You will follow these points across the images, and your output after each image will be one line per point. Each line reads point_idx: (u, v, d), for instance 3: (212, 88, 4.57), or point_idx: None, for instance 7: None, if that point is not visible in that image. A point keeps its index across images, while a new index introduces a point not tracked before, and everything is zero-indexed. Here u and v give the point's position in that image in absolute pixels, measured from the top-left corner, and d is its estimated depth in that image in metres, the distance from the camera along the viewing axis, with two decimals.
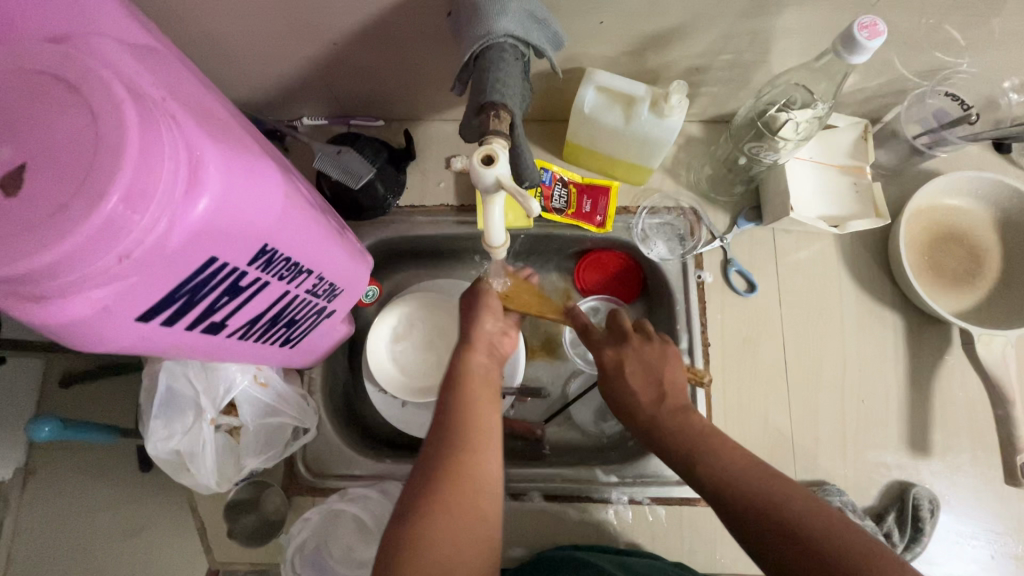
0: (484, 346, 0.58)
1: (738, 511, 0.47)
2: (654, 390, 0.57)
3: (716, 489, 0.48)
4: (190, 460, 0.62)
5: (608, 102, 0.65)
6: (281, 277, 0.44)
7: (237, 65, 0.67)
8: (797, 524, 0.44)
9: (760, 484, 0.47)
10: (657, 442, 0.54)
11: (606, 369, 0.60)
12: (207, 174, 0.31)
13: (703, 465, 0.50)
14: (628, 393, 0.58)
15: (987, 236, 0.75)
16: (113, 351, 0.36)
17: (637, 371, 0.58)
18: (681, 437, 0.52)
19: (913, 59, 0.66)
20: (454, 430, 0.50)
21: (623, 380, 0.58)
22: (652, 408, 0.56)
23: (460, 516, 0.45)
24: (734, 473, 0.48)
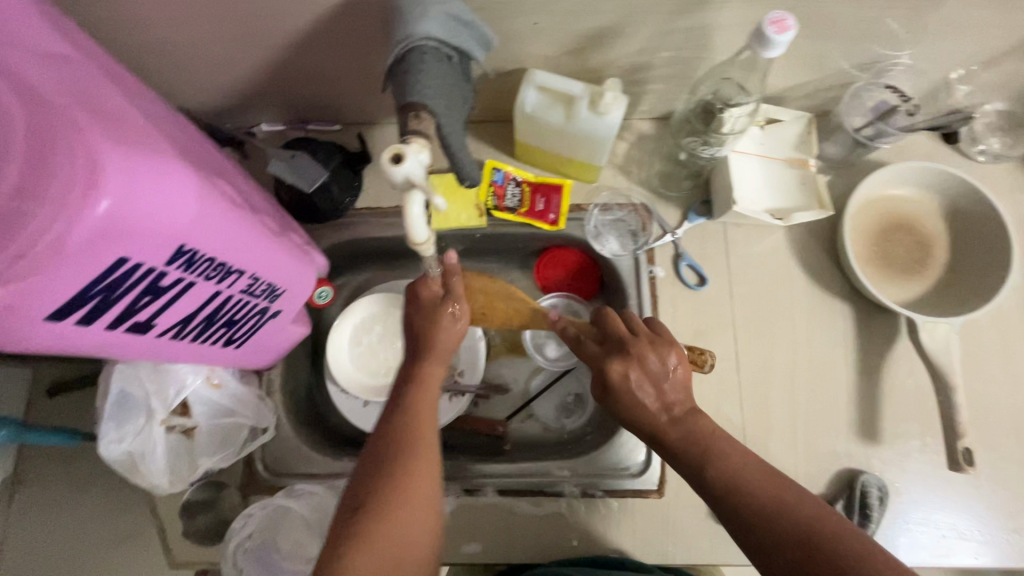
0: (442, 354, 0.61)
1: (750, 515, 0.47)
2: (664, 399, 0.56)
3: (727, 490, 0.49)
4: (142, 460, 0.63)
5: (549, 102, 0.66)
6: (207, 277, 0.45)
7: (186, 74, 0.68)
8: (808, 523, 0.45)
9: (764, 487, 0.48)
10: (665, 446, 0.54)
11: (610, 382, 0.57)
12: (106, 177, 0.33)
13: (712, 466, 0.50)
14: (631, 404, 0.56)
15: (935, 226, 0.76)
16: (31, 349, 0.37)
17: (642, 383, 0.56)
18: (688, 441, 0.53)
19: (849, 53, 0.67)
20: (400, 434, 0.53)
21: (630, 393, 0.56)
22: (661, 419, 0.55)
23: (407, 512, 0.49)
24: (742, 475, 0.49)
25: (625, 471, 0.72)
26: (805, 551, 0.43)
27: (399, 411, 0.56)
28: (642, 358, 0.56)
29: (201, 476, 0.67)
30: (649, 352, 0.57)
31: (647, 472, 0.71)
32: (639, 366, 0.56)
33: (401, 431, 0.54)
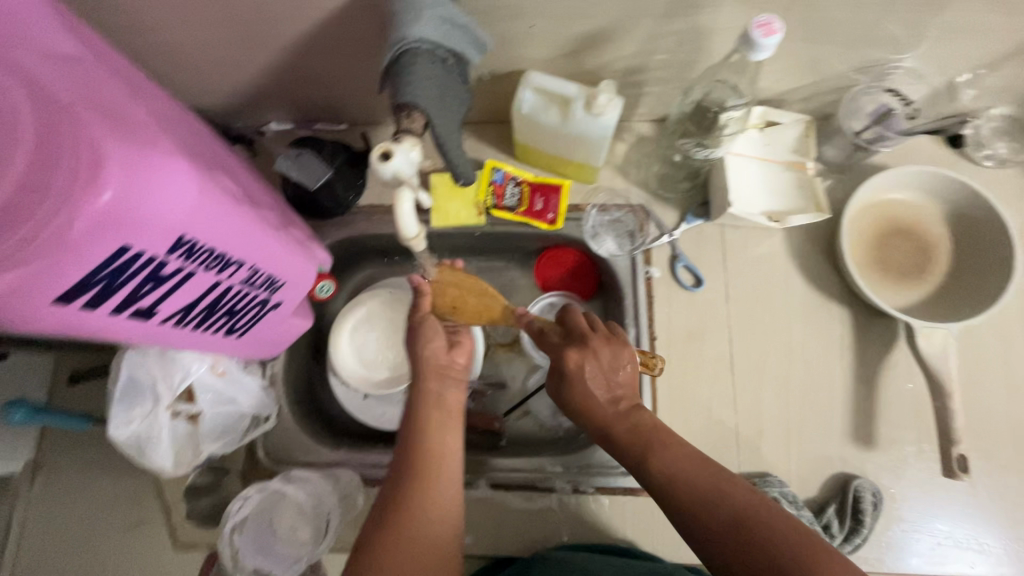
0: (443, 371, 0.61)
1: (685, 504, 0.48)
2: (612, 393, 0.57)
3: (666, 483, 0.49)
4: (148, 443, 0.66)
5: (545, 103, 0.68)
6: (207, 267, 0.47)
7: (198, 75, 0.71)
8: (745, 515, 0.45)
9: (705, 481, 0.48)
10: (613, 440, 0.55)
11: (566, 371, 0.59)
12: (109, 169, 0.35)
13: (655, 458, 0.51)
14: (584, 395, 0.57)
15: (936, 231, 0.75)
16: (40, 331, 0.40)
17: (595, 376, 0.57)
18: (633, 434, 0.54)
19: (847, 56, 0.67)
20: (415, 464, 0.53)
21: (583, 385, 0.57)
22: (610, 411, 0.56)
23: (420, 546, 0.48)
24: (680, 468, 0.49)
25: (616, 469, 0.72)
26: (739, 533, 0.44)
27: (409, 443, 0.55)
28: (593, 351, 0.58)
29: (203, 462, 0.70)
30: (602, 347, 0.58)
31: None
32: (594, 356, 0.58)
33: (416, 459, 0.53)
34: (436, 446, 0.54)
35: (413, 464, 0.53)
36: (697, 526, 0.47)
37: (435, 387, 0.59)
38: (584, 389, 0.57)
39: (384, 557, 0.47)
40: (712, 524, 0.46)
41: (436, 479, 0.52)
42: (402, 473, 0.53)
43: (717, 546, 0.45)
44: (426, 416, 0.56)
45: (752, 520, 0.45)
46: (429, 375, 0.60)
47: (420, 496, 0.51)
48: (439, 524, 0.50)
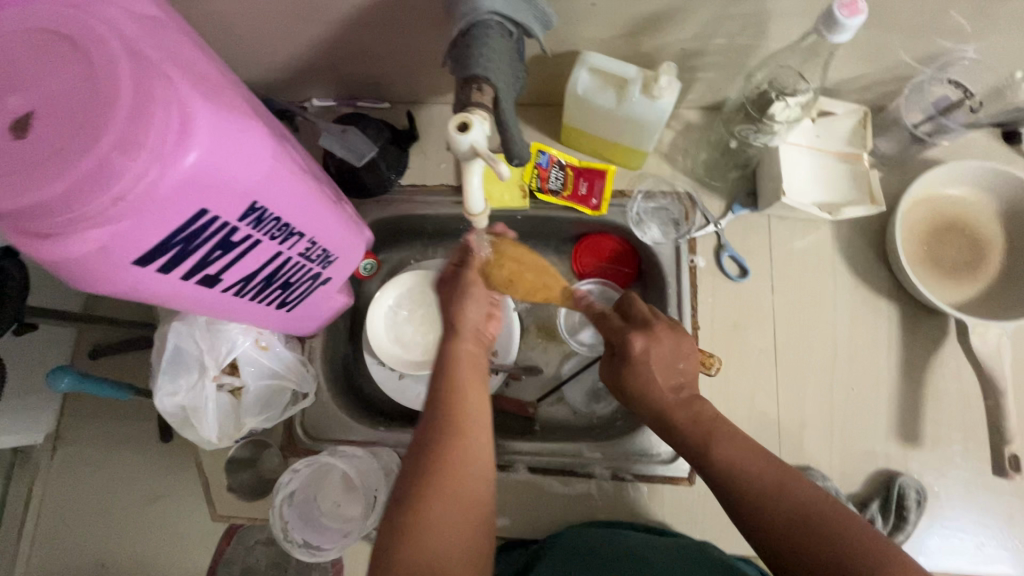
0: (470, 335, 0.59)
1: (743, 495, 0.48)
2: (674, 379, 0.57)
3: (726, 474, 0.49)
4: (193, 414, 0.66)
5: (600, 84, 0.66)
6: (272, 236, 0.47)
7: (247, 47, 0.70)
8: (808, 510, 0.44)
9: (768, 475, 0.48)
10: (673, 428, 0.54)
11: (629, 355, 0.58)
12: (196, 129, 0.34)
13: (716, 449, 0.50)
14: (646, 379, 0.57)
15: (990, 228, 0.74)
16: (114, 293, 0.39)
17: (660, 362, 0.57)
18: (693, 423, 0.53)
19: (912, 45, 0.65)
20: (444, 423, 0.50)
21: (647, 369, 0.57)
22: (672, 398, 0.56)
23: (454, 503, 0.47)
24: (742, 459, 0.49)
25: (656, 457, 0.72)
26: (800, 529, 0.44)
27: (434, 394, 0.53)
28: (658, 336, 0.58)
29: (246, 435, 0.70)
30: (668, 335, 0.58)
31: (678, 459, 0.71)
32: (656, 341, 0.58)
33: (445, 419, 0.51)
34: (465, 406, 0.52)
35: (442, 422, 0.50)
36: (757, 516, 0.46)
37: (464, 350, 0.57)
38: (647, 376, 0.57)
39: (417, 514, 0.46)
40: (773, 516, 0.45)
41: (465, 441, 0.50)
42: (431, 431, 0.50)
43: (780, 539, 0.45)
44: (454, 377, 0.54)
45: (816, 515, 0.44)
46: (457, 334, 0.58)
47: (450, 457, 0.49)
48: (472, 488, 0.48)
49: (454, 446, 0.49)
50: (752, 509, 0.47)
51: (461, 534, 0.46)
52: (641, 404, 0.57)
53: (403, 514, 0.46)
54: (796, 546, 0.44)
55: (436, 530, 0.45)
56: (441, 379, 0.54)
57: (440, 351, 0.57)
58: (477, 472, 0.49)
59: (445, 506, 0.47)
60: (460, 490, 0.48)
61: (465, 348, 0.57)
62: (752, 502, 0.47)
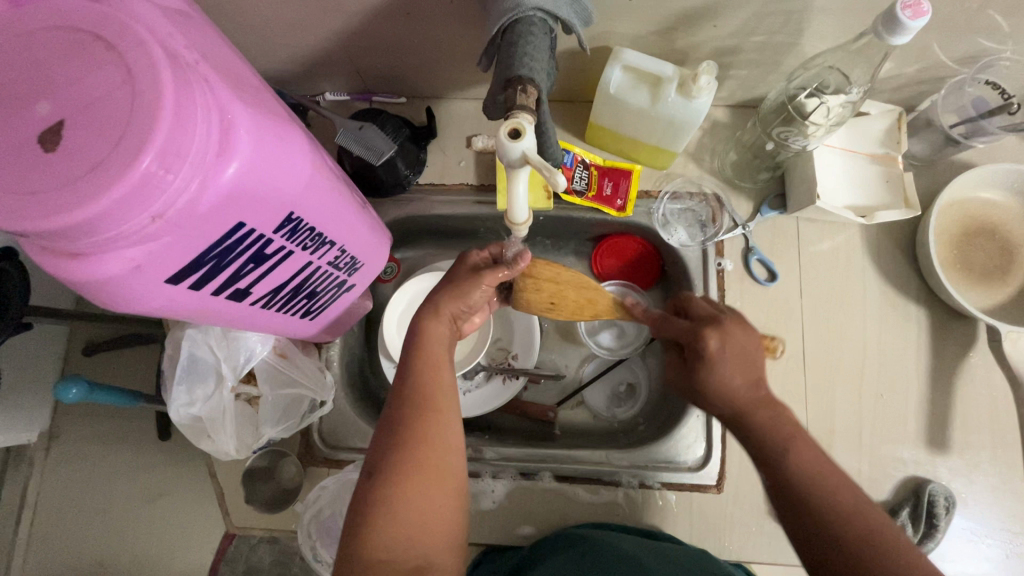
0: (448, 317, 0.56)
1: (813, 509, 0.44)
2: (752, 376, 0.49)
3: (803, 484, 0.44)
4: (210, 425, 0.64)
5: (633, 83, 0.64)
6: (304, 247, 0.44)
7: (261, 37, 0.66)
8: (864, 546, 0.41)
9: (845, 501, 0.43)
10: (745, 424, 0.48)
11: (701, 351, 0.50)
12: (238, 138, 0.32)
13: (795, 456, 0.45)
14: (720, 379, 0.49)
15: (1020, 231, 0.73)
16: (143, 312, 0.36)
17: (735, 356, 0.49)
18: (775, 425, 0.47)
19: (953, 44, 0.63)
20: (420, 394, 0.50)
21: (718, 367, 0.49)
22: (749, 398, 0.48)
23: (427, 479, 0.46)
24: (823, 471, 0.45)
25: (685, 464, 0.71)
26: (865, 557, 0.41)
27: (407, 366, 0.52)
28: (731, 328, 0.50)
29: (263, 445, 0.67)
30: (741, 331, 0.50)
31: (706, 466, 0.70)
32: (725, 334, 0.50)
33: (423, 396, 0.49)
34: (440, 383, 0.51)
35: (416, 393, 0.50)
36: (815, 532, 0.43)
37: (441, 331, 0.55)
38: (720, 375, 0.49)
39: (387, 490, 0.45)
40: (836, 538, 0.42)
41: (441, 417, 0.49)
42: (406, 403, 0.49)
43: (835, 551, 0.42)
44: (430, 356, 0.52)
45: (879, 551, 0.41)
46: (436, 313, 0.55)
47: (426, 428, 0.48)
48: (446, 461, 0.48)
49: (429, 421, 0.48)
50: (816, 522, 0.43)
51: (436, 514, 0.46)
52: (717, 400, 0.49)
53: (381, 486, 0.45)
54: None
55: (401, 514, 0.44)
56: (415, 352, 0.53)
57: (414, 325, 0.55)
58: (454, 451, 0.48)
59: (418, 478, 0.46)
60: (435, 463, 0.47)
61: (443, 329, 0.55)
62: (824, 521, 0.43)
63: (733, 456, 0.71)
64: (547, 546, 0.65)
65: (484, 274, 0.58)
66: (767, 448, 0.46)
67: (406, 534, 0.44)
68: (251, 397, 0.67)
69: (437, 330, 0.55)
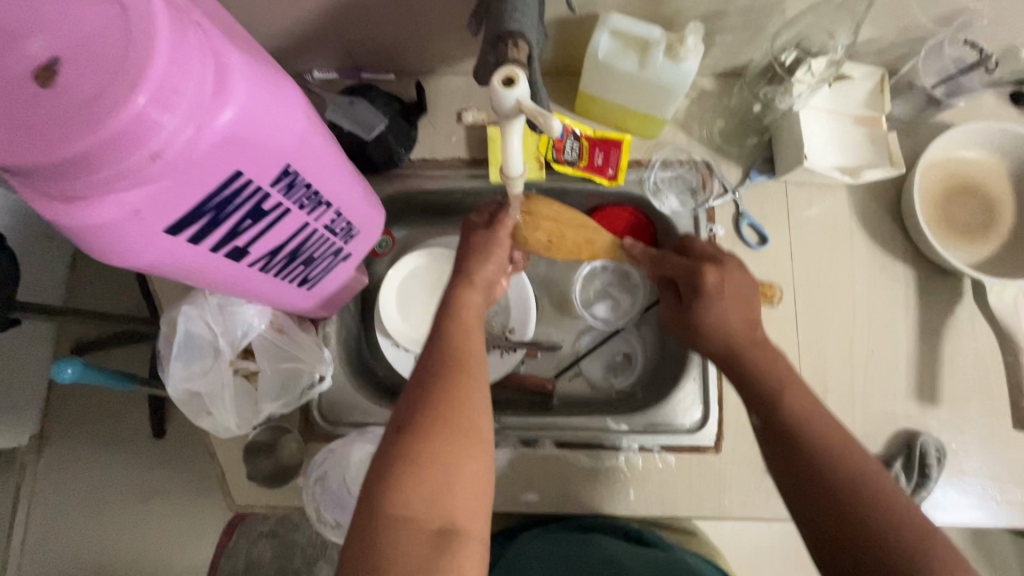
0: (479, 286, 0.58)
1: (801, 451, 0.47)
2: (747, 315, 0.56)
3: (795, 428, 0.49)
4: (209, 400, 0.63)
5: (622, 48, 0.64)
6: (300, 206, 0.44)
7: (247, 12, 0.66)
8: (855, 482, 0.45)
9: (834, 440, 0.47)
10: (742, 363, 0.54)
11: (701, 287, 0.58)
12: (233, 82, 0.32)
13: (787, 398, 0.50)
14: (720, 313, 0.56)
15: (1001, 188, 0.75)
16: (143, 265, 0.37)
17: (734, 292, 0.57)
18: (765, 370, 0.53)
19: (932, 3, 0.64)
20: (451, 358, 0.49)
21: (722, 301, 0.56)
22: (743, 336, 0.55)
23: (456, 438, 0.45)
24: (816, 417, 0.49)
25: (683, 427, 0.72)
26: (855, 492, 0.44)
27: (441, 332, 0.52)
28: (728, 266, 0.58)
29: (263, 421, 0.67)
30: (736, 277, 0.58)
31: (704, 427, 0.72)
32: (721, 269, 0.58)
33: (453, 361, 0.49)
34: (469, 348, 0.51)
35: (447, 357, 0.49)
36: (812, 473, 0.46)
37: (473, 299, 0.56)
38: (720, 312, 0.56)
39: (415, 449, 0.43)
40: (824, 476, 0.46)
41: (470, 377, 0.48)
42: (437, 365, 0.49)
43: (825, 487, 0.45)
44: (462, 324, 0.53)
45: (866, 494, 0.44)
46: (470, 283, 0.58)
47: (456, 390, 0.47)
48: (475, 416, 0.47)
49: (458, 381, 0.48)
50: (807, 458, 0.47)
51: (465, 476, 0.44)
52: (707, 337, 0.56)
53: (409, 442, 0.44)
54: (835, 515, 0.44)
55: (423, 472, 0.43)
56: (445, 319, 0.54)
57: (446, 294, 0.57)
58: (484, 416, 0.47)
59: (444, 432, 0.45)
60: (467, 424, 0.46)
61: (473, 297, 0.57)
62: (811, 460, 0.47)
63: (731, 417, 0.72)
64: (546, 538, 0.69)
65: (498, 228, 0.61)
66: (765, 385, 0.52)
67: (432, 484, 0.42)
68: (250, 373, 0.66)
69: (467, 298, 0.56)
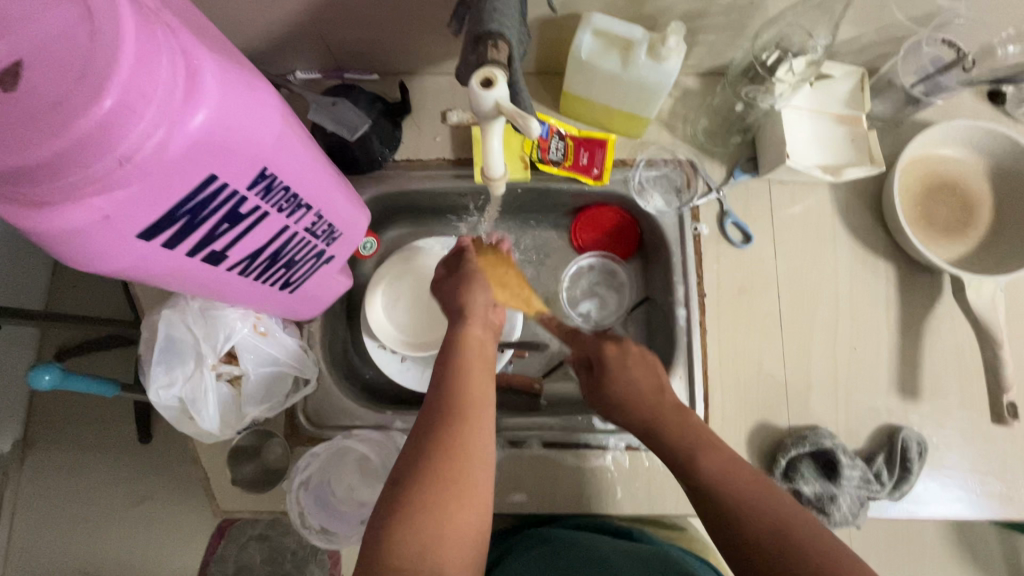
0: (479, 318, 0.58)
1: (717, 510, 0.48)
2: (653, 382, 0.58)
3: (711, 487, 0.49)
4: (192, 407, 0.62)
5: (605, 47, 0.64)
6: (279, 209, 0.44)
7: (227, 12, 0.65)
8: (772, 537, 0.44)
9: (748, 490, 0.48)
10: (657, 437, 0.54)
11: (609, 361, 0.60)
12: (205, 84, 0.31)
13: (701, 461, 0.50)
14: (626, 384, 0.58)
15: (979, 185, 0.76)
16: (116, 271, 0.36)
17: (636, 364, 0.60)
18: (679, 433, 0.53)
19: (910, 2, 0.65)
20: (455, 402, 0.50)
21: (626, 374, 0.59)
22: (653, 403, 0.56)
23: (458, 489, 0.45)
24: (728, 475, 0.49)
25: None
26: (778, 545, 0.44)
27: (448, 373, 0.53)
28: (628, 343, 0.61)
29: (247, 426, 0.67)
30: (638, 355, 0.60)
31: None
32: (625, 348, 0.61)
33: (457, 405, 0.50)
34: (473, 393, 0.51)
35: (452, 402, 0.50)
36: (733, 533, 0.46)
37: (474, 333, 0.57)
38: (627, 383, 0.58)
39: (415, 499, 0.44)
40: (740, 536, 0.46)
41: (472, 424, 0.49)
42: (440, 409, 0.49)
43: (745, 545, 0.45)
44: (464, 364, 0.53)
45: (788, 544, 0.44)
46: (466, 318, 0.58)
47: (461, 437, 0.48)
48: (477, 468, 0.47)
49: (462, 431, 0.48)
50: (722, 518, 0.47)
51: (464, 526, 0.45)
52: (628, 415, 0.57)
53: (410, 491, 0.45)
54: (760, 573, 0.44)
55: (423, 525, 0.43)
56: (448, 360, 0.54)
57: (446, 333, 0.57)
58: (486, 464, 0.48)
59: (445, 488, 0.45)
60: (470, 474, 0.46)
61: (475, 332, 0.57)
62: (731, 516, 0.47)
63: (717, 415, 0.72)
64: (529, 539, 0.68)
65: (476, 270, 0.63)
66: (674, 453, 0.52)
67: (427, 540, 0.43)
68: (233, 378, 0.66)
69: (470, 334, 0.56)
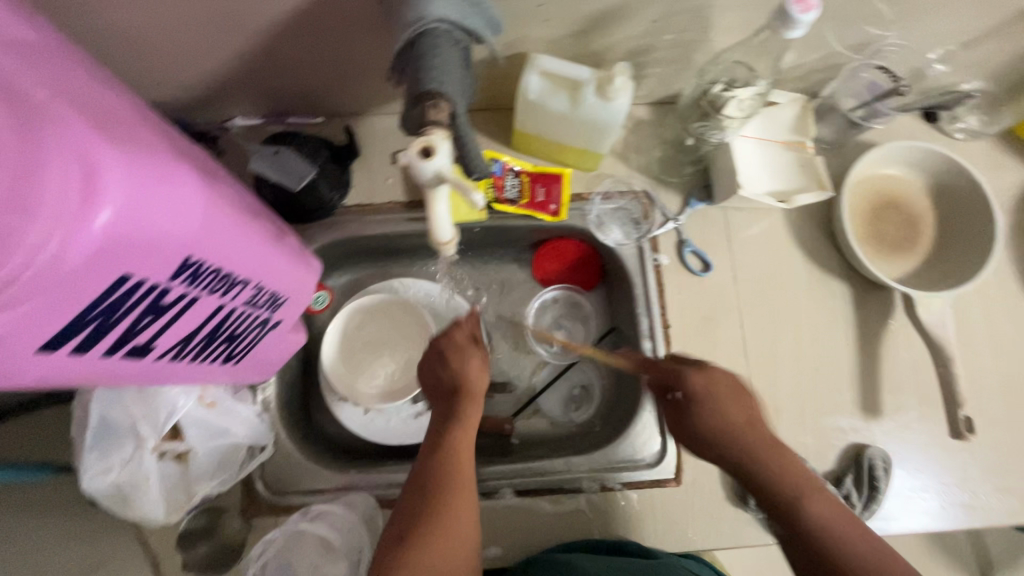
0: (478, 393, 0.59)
1: (811, 550, 0.49)
2: (745, 410, 0.55)
3: (819, 531, 0.49)
4: (133, 492, 0.57)
5: (553, 88, 0.63)
6: (211, 290, 0.41)
7: (152, 62, 0.61)
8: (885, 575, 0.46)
9: (852, 534, 0.49)
10: (752, 471, 0.53)
11: (694, 392, 0.56)
12: (106, 183, 0.28)
13: (809, 505, 0.50)
14: (720, 413, 0.54)
15: (921, 203, 0.79)
16: (21, 385, 0.32)
17: (726, 393, 0.55)
18: (786, 472, 0.52)
19: (845, 33, 0.67)
20: (445, 476, 0.52)
21: (710, 406, 0.55)
22: (757, 440, 0.54)
23: (437, 555, 0.47)
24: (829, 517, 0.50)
25: (643, 461, 0.71)
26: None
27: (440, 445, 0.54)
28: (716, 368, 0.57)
29: (196, 504, 0.62)
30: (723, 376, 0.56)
31: (663, 461, 0.71)
32: (704, 371, 0.57)
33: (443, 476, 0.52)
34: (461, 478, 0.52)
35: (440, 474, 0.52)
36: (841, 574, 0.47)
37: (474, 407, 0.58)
38: (717, 411, 0.55)
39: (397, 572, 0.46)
40: None
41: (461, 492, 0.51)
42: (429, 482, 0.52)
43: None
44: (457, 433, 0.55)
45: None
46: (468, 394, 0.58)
47: (448, 508, 0.50)
48: (464, 539, 0.49)
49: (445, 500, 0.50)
50: (827, 558, 0.48)
51: None
52: (724, 448, 0.54)
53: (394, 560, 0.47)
54: None
55: None
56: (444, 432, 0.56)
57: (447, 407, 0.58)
58: (462, 539, 0.49)
59: (431, 552, 0.47)
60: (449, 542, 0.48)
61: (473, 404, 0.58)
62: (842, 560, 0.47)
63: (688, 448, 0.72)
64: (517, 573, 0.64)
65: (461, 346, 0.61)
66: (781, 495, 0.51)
67: None
68: (178, 454, 0.61)
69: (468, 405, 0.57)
